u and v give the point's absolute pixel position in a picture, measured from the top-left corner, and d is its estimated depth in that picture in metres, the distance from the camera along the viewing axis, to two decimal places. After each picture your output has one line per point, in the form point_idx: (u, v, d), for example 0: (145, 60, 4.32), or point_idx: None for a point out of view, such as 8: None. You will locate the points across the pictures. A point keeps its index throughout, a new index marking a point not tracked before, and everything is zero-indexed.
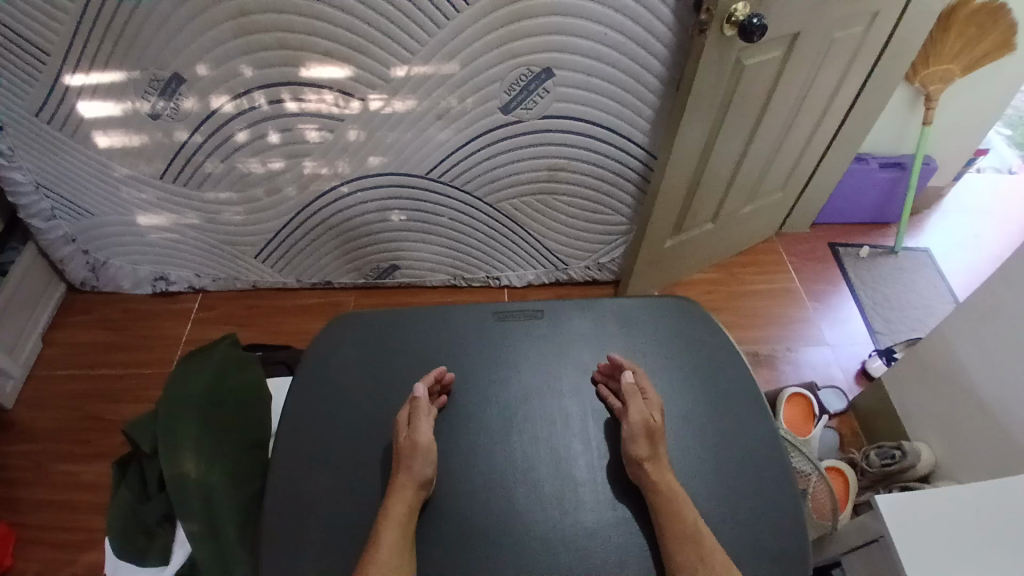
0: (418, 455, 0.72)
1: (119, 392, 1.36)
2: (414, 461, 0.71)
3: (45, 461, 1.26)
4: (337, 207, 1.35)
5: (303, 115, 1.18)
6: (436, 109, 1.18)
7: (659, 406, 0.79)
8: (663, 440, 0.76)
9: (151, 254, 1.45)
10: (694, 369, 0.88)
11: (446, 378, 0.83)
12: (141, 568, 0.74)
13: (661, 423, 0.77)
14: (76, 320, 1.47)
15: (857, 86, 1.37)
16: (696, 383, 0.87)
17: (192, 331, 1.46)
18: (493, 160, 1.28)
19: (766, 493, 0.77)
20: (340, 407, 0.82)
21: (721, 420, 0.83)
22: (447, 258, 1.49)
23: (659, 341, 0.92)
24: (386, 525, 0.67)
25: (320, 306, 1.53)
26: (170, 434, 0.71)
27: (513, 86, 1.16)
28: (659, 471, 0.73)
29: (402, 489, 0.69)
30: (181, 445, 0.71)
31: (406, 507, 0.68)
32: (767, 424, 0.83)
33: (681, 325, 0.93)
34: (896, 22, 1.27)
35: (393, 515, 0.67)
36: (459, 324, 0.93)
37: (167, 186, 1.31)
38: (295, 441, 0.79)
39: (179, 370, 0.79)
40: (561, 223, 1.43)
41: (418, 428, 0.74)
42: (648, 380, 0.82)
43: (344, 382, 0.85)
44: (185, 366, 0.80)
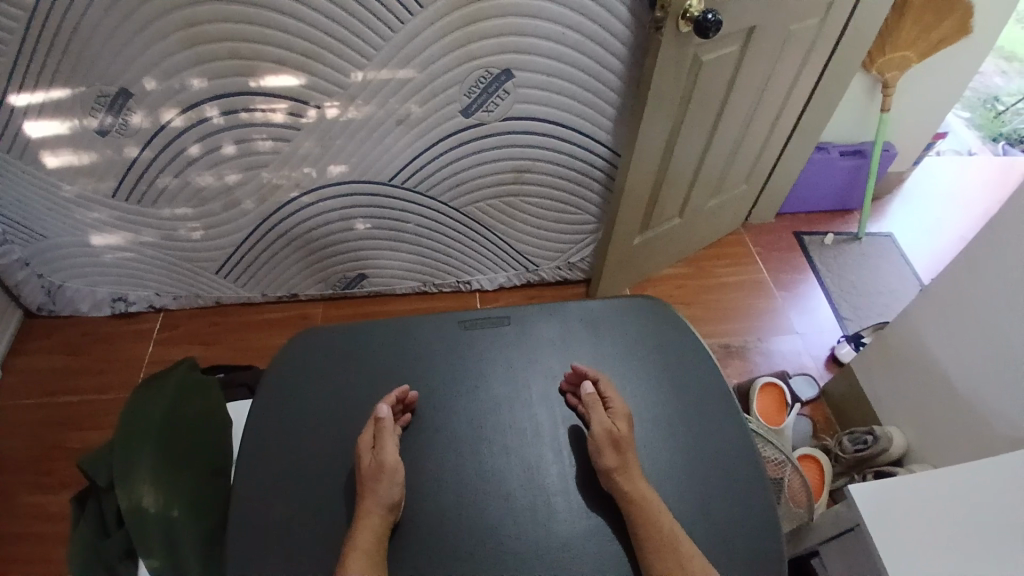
0: (385, 477, 0.70)
1: (80, 419, 1.31)
2: (380, 484, 0.69)
3: (8, 495, 1.21)
4: (300, 218, 1.33)
5: (259, 126, 1.15)
6: (395, 115, 1.16)
7: (626, 416, 0.79)
8: (631, 448, 0.76)
9: (108, 275, 1.39)
10: (662, 369, 0.88)
11: (409, 396, 0.81)
12: None
13: (628, 431, 0.77)
14: (34, 346, 1.42)
15: (814, 77, 1.39)
16: (664, 384, 0.87)
17: (154, 352, 1.42)
18: (456, 165, 1.27)
19: (738, 490, 0.77)
20: (303, 428, 0.80)
21: (691, 419, 0.83)
22: (416, 265, 1.47)
23: (627, 342, 0.91)
24: (353, 555, 0.65)
25: (287, 319, 1.49)
26: (126, 467, 0.67)
27: (472, 89, 1.15)
28: (631, 479, 0.72)
29: (370, 512, 0.68)
30: (136, 476, 0.66)
31: (374, 532, 0.67)
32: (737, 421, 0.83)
33: (648, 324, 0.93)
34: (851, 12, 1.29)
35: (361, 540, 0.66)
36: (425, 335, 0.91)
37: (121, 204, 1.26)
38: (258, 466, 0.76)
39: (133, 396, 0.76)
40: (530, 224, 1.42)
41: (384, 448, 0.72)
42: (614, 389, 0.81)
43: (308, 402, 0.82)
44: (141, 392, 0.76)
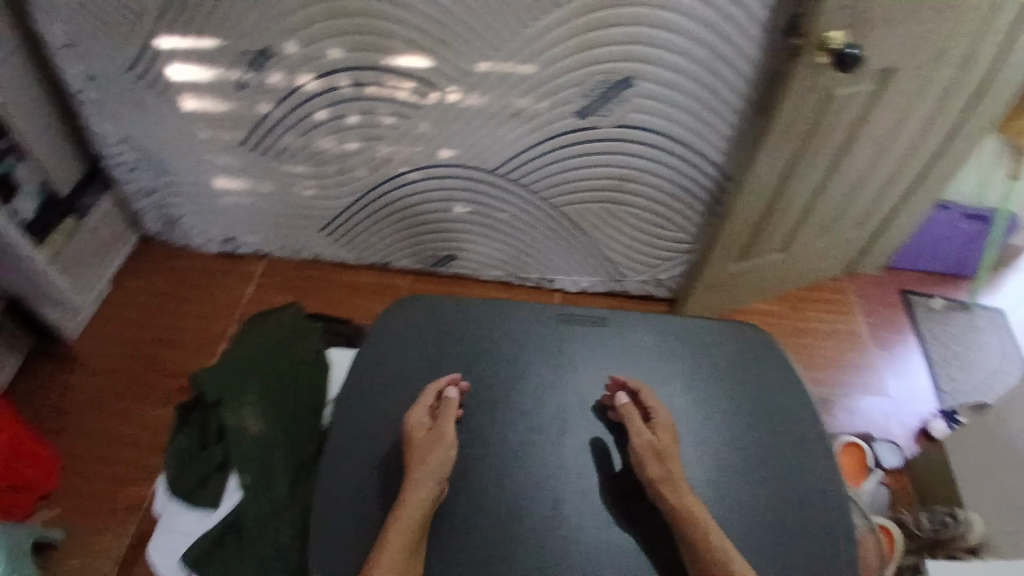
0: (437, 451, 0.75)
1: (176, 341, 1.41)
2: (431, 454, 0.74)
3: (105, 398, 1.32)
4: (403, 192, 1.38)
5: (382, 100, 1.21)
6: (511, 107, 1.19)
7: (668, 426, 0.80)
8: (675, 459, 0.77)
9: (224, 217, 1.49)
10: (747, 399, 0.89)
11: (462, 386, 0.84)
12: (189, 511, 0.79)
13: (670, 442, 0.78)
14: (146, 270, 1.53)
15: (947, 130, 1.31)
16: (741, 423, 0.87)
17: (252, 294, 1.51)
18: (561, 164, 1.27)
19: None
20: (402, 382, 0.86)
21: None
22: (504, 255, 1.48)
23: (717, 363, 0.92)
24: (398, 519, 0.70)
25: (376, 286, 1.55)
26: (239, 390, 0.81)
27: (590, 92, 1.16)
28: (678, 493, 0.73)
29: (419, 480, 0.72)
30: (245, 401, 0.81)
31: (423, 502, 0.71)
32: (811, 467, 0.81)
33: (740, 348, 0.94)
34: (1002, 65, 1.20)
35: (410, 506, 0.70)
36: (522, 318, 0.94)
37: (244, 154, 1.35)
38: (357, 411, 0.83)
39: (246, 338, 0.90)
40: (624, 234, 1.40)
41: (441, 423, 0.77)
42: (656, 398, 0.82)
43: (410, 361, 0.89)
44: (259, 332, 0.90)
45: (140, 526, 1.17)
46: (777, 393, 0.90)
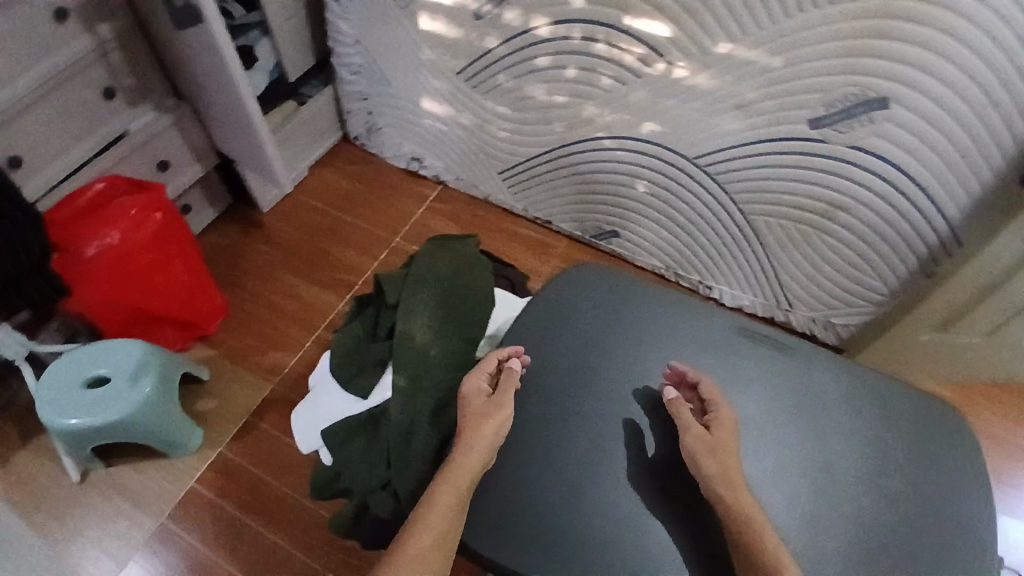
0: (494, 417, 0.77)
1: (345, 237, 1.51)
2: (486, 423, 0.76)
3: (275, 268, 1.45)
4: (593, 156, 1.35)
5: (606, 60, 1.18)
6: (739, 98, 1.11)
7: (728, 425, 0.77)
8: (732, 454, 0.74)
9: (418, 136, 1.55)
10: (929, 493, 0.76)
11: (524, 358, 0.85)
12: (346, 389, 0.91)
13: (726, 436, 0.75)
14: (337, 165, 1.65)
15: None
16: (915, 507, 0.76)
17: (422, 215, 1.58)
18: (771, 170, 1.18)
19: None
20: (566, 345, 0.86)
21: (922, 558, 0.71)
22: (670, 247, 1.42)
23: (909, 443, 0.79)
24: (447, 478, 0.72)
25: (535, 241, 1.56)
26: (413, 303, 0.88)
27: (835, 103, 1.05)
28: (734, 491, 0.71)
29: (474, 442, 0.74)
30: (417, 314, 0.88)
31: (477, 464, 0.73)
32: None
33: (938, 432, 0.81)
34: None
35: (465, 463, 0.73)
36: (701, 323, 0.89)
37: (458, 83, 1.38)
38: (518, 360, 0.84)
39: (434, 254, 0.96)
40: (809, 264, 1.28)
41: (500, 394, 0.79)
42: (716, 392, 0.79)
43: (578, 328, 0.88)
44: (441, 251, 0.96)
45: (279, 388, 1.30)
46: (962, 501, 0.77)
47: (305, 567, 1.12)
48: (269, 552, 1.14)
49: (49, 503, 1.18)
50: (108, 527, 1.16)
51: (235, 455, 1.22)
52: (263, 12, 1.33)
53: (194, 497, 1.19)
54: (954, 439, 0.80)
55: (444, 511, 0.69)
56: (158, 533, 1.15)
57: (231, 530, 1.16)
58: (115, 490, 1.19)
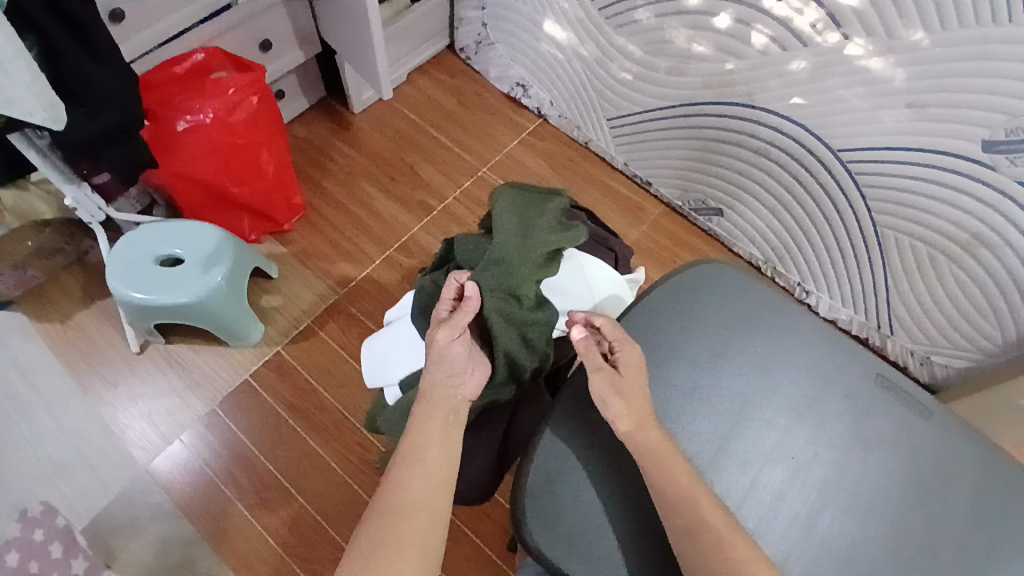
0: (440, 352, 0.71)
1: (436, 157, 1.43)
2: (438, 359, 0.70)
3: (358, 174, 1.39)
4: (720, 123, 1.21)
5: (772, 16, 1.04)
6: (912, 96, 0.97)
7: (637, 367, 0.68)
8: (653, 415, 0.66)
9: (530, 60, 1.43)
10: None
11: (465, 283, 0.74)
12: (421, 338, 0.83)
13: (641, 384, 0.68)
14: (438, 75, 1.54)
15: None
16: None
17: (515, 148, 1.47)
18: (923, 184, 1.04)
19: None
20: (682, 345, 0.74)
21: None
22: (774, 238, 1.30)
23: None
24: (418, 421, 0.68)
25: (628, 200, 1.46)
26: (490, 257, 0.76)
27: (1018, 130, 0.90)
28: (642, 432, 0.64)
29: (433, 379, 0.70)
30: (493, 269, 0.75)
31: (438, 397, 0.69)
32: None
33: None
34: None
35: (432, 393, 0.70)
36: (827, 348, 0.75)
37: (590, 9, 1.24)
38: None
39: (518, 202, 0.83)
40: (926, 294, 1.15)
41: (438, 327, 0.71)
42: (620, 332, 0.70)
43: (695, 331, 0.74)
44: (526, 201, 0.83)
45: (344, 299, 1.27)
46: None
47: (340, 482, 1.13)
48: (310, 458, 1.15)
49: (108, 362, 1.20)
50: (160, 399, 1.18)
51: (291, 357, 1.22)
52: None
53: (246, 389, 1.20)
54: None
55: (422, 443, 0.67)
56: (206, 416, 1.18)
57: (275, 429, 1.17)
58: (171, 364, 1.21)
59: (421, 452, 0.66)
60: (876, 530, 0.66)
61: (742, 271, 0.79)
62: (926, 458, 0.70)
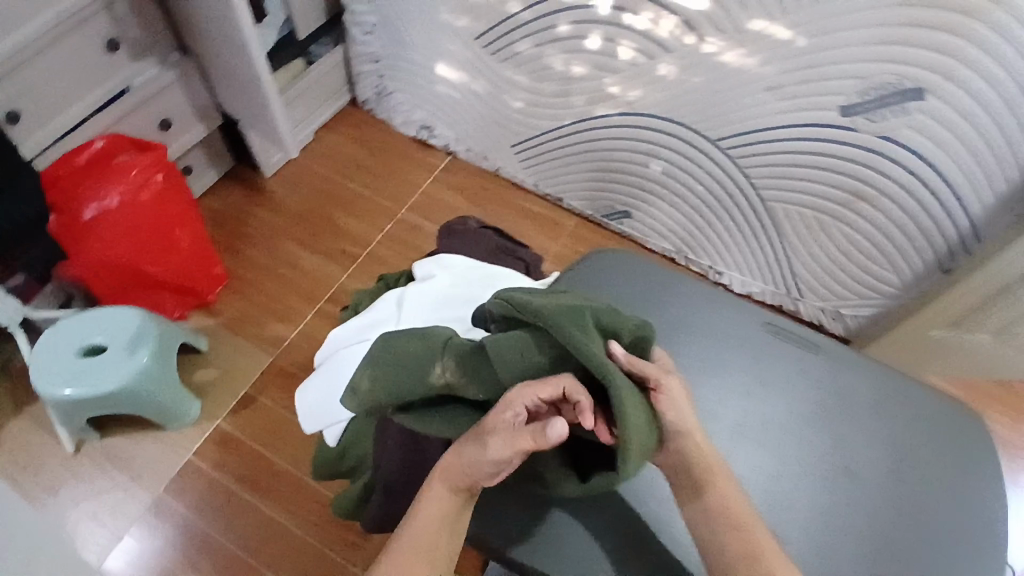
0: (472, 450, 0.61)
1: (355, 207, 1.47)
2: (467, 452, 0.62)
3: (279, 235, 1.41)
4: (611, 132, 1.31)
5: (633, 32, 1.14)
6: (770, 80, 1.08)
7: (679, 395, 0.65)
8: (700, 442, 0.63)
9: (430, 102, 1.50)
10: (950, 499, 0.71)
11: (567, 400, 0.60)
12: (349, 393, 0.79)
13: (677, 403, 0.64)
14: (344, 130, 1.59)
15: None
16: (963, 522, 0.70)
17: (430, 186, 1.53)
18: (795, 156, 1.15)
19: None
20: None
21: (933, 566, 0.67)
22: (681, 230, 1.40)
23: (934, 451, 0.74)
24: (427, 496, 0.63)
25: (544, 218, 1.53)
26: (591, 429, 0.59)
27: (870, 90, 1.02)
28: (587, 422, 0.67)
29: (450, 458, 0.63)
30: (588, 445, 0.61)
31: (451, 477, 0.63)
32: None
33: (967, 441, 0.74)
34: None
35: (450, 478, 0.63)
36: (723, 309, 0.82)
37: (475, 48, 1.33)
38: None
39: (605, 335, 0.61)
40: (823, 255, 1.26)
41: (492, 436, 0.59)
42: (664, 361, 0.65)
43: None
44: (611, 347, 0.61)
45: (280, 359, 1.27)
46: (989, 513, 0.71)
47: (303, 542, 1.12)
48: (268, 526, 1.13)
49: (42, 472, 1.16)
50: (103, 497, 1.14)
51: (233, 429, 1.21)
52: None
53: (191, 469, 1.17)
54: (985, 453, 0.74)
55: (428, 521, 0.62)
56: (153, 505, 1.14)
57: (227, 504, 1.15)
58: (110, 459, 1.17)
59: (422, 533, 0.62)
60: (798, 464, 0.72)
61: (637, 254, 0.86)
62: (833, 391, 0.77)
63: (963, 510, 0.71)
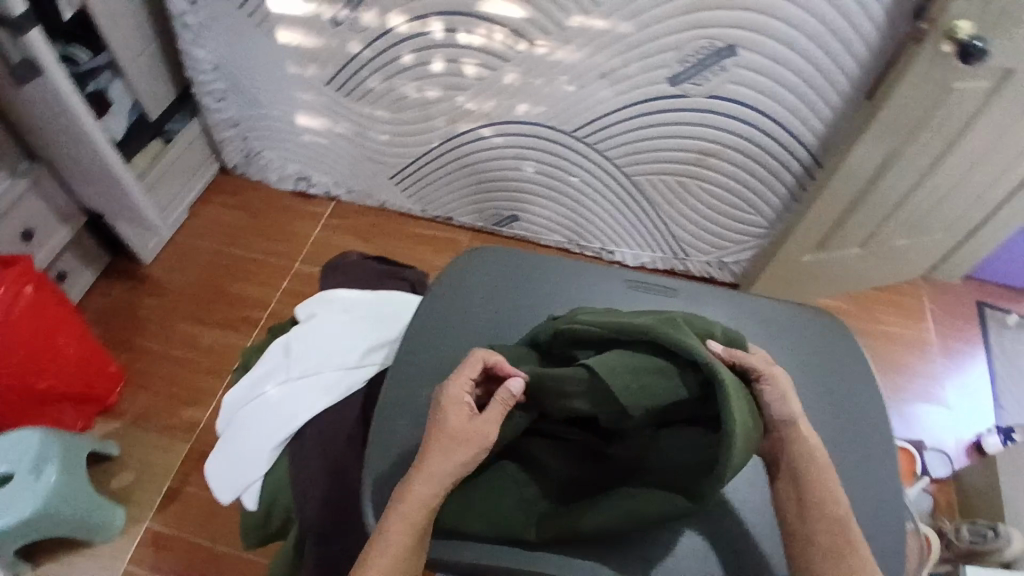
0: (464, 447, 0.62)
1: (246, 272, 1.45)
2: (452, 453, 0.61)
3: (172, 318, 1.39)
4: (476, 146, 1.37)
5: (471, 49, 1.19)
6: (602, 68, 1.16)
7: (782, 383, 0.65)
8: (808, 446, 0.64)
9: (301, 154, 1.51)
10: (828, 393, 0.78)
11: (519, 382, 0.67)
12: (252, 442, 0.81)
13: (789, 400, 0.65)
14: (221, 200, 1.58)
15: None
16: (848, 416, 0.77)
17: (319, 235, 1.53)
18: (644, 131, 1.24)
19: (899, 538, 0.69)
20: (482, 328, 0.83)
21: (836, 462, 0.73)
22: (569, 221, 1.47)
23: (806, 358, 0.81)
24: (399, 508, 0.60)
25: (436, 239, 1.56)
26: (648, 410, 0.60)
27: (689, 58, 1.11)
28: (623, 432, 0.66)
29: (434, 467, 0.61)
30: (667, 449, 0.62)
31: (432, 489, 0.60)
32: (896, 481, 0.73)
33: (828, 341, 0.82)
34: None
35: (436, 483, 0.61)
36: (594, 280, 0.87)
37: (329, 93, 1.36)
38: (427, 359, 0.80)
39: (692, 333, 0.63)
40: (695, 213, 1.36)
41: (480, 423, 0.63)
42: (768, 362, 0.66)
43: (482, 313, 0.84)
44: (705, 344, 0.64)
45: (198, 444, 1.24)
46: (866, 400, 0.78)
47: None
48: None
49: None
50: None
51: (167, 527, 1.16)
52: (114, 53, 1.27)
53: None
54: (848, 348, 0.82)
55: (405, 533, 0.59)
56: None
57: None
58: None
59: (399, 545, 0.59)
60: None
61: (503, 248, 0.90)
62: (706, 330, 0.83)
63: (845, 403, 0.78)
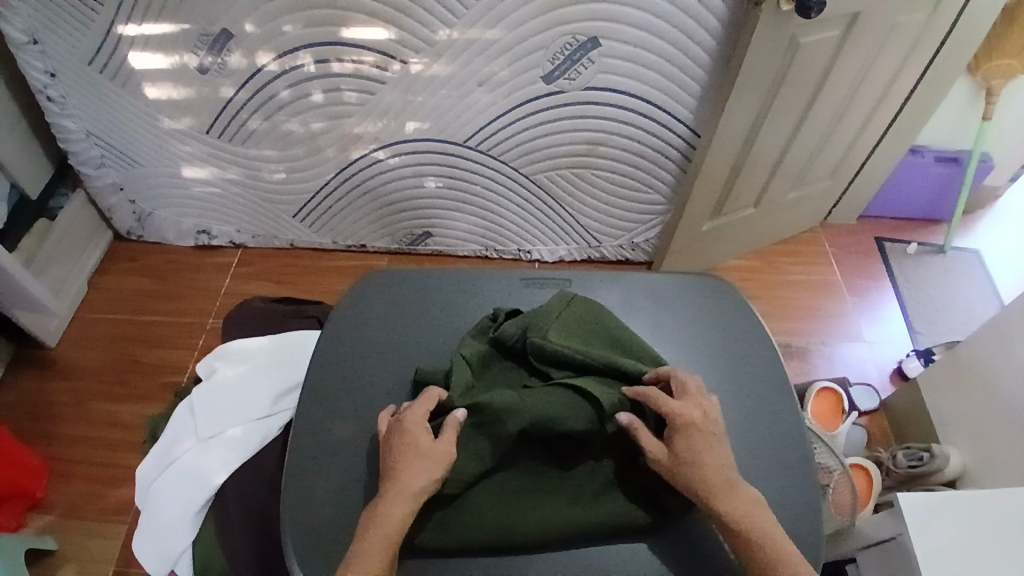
0: (433, 461, 0.65)
1: (159, 338, 1.41)
2: (416, 467, 0.65)
3: (87, 399, 1.33)
4: (371, 170, 1.36)
5: (346, 76, 1.19)
6: (477, 76, 1.17)
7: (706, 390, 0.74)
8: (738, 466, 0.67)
9: (197, 208, 1.47)
10: (723, 352, 0.82)
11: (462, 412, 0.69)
12: (168, 510, 0.78)
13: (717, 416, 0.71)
14: (121, 268, 1.52)
15: (909, 84, 1.28)
16: (747, 370, 0.80)
17: (231, 285, 1.50)
18: (531, 131, 1.26)
19: (809, 473, 0.73)
20: (384, 353, 0.82)
21: (743, 416, 0.76)
22: (480, 229, 1.48)
23: (697, 325, 0.84)
24: (369, 530, 0.62)
25: (351, 267, 1.54)
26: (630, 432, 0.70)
27: (557, 55, 1.14)
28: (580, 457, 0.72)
29: (405, 485, 0.64)
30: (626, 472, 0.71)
31: (402, 506, 0.63)
32: (800, 421, 0.77)
33: (714, 303, 0.86)
34: (953, 22, 1.20)
35: (408, 500, 0.63)
36: (487, 285, 0.88)
37: (212, 141, 1.33)
38: (331, 393, 0.79)
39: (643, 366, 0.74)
40: (596, 200, 1.39)
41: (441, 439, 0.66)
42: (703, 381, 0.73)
43: (382, 338, 0.83)
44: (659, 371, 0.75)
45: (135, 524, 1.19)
46: (759, 351, 0.82)
47: None
48: None
49: None
50: None
51: None
52: None
53: None
54: (734, 305, 0.86)
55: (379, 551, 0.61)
56: None
57: None
58: None
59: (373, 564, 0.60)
60: None
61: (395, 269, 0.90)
62: None
63: (741, 356, 0.81)
